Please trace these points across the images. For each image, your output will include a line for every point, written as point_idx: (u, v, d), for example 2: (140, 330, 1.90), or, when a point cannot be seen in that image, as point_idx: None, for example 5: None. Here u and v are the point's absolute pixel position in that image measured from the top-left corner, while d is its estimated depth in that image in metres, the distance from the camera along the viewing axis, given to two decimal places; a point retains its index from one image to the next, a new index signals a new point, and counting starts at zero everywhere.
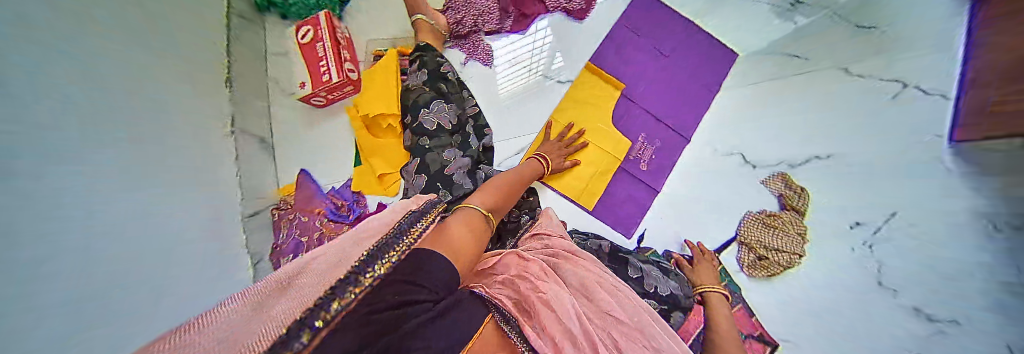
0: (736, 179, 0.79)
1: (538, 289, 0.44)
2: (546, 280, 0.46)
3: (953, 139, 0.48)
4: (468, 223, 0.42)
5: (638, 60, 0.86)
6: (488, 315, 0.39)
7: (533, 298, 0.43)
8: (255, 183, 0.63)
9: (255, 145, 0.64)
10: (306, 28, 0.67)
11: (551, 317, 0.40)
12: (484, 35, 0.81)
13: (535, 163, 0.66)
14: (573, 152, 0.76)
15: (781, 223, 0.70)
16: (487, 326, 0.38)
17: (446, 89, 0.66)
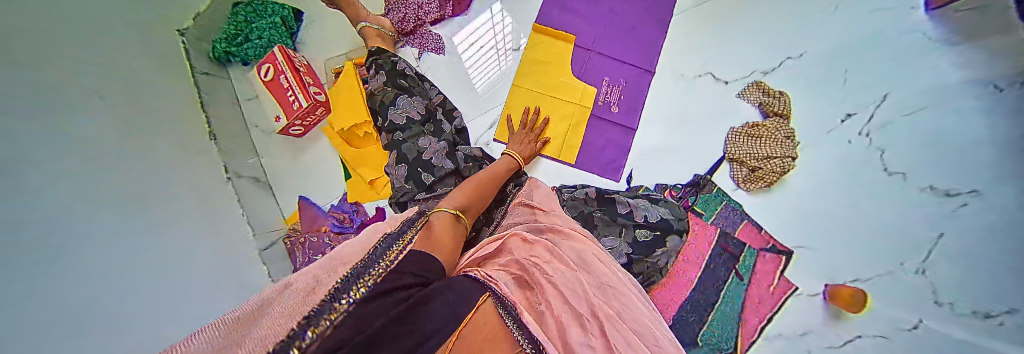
0: (710, 97, 0.79)
1: (544, 272, 0.47)
2: (553, 264, 0.49)
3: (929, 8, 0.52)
4: (450, 231, 0.46)
5: (585, 8, 0.86)
6: (487, 292, 0.39)
7: (541, 280, 0.45)
8: (261, 217, 0.66)
9: (251, 184, 0.67)
10: (266, 66, 0.71)
11: (554, 297, 0.44)
12: (431, 26, 0.83)
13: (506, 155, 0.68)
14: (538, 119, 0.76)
15: (765, 131, 0.70)
16: (485, 304, 0.37)
17: (406, 84, 0.68)
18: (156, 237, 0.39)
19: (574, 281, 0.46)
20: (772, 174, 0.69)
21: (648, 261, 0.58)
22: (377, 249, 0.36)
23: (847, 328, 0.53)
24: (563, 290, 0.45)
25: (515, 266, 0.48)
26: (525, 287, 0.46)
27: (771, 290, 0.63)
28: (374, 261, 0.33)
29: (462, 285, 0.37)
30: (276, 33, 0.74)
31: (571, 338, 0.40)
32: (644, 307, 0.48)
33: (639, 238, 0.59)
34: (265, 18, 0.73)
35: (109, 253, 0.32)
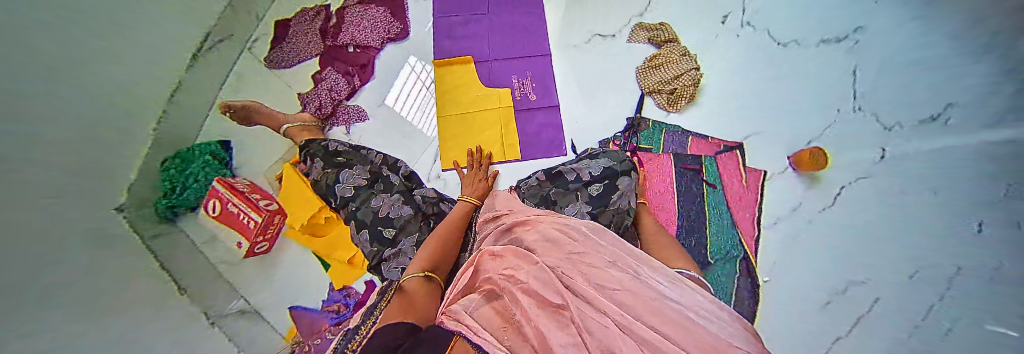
0: (607, 51, 0.89)
1: (514, 280, 0.44)
2: (523, 267, 0.46)
3: None
4: (425, 294, 0.49)
5: (470, 29, 0.95)
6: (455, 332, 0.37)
7: (510, 289, 0.42)
8: (258, 344, 0.65)
9: (236, 318, 0.66)
10: (212, 202, 0.72)
11: (526, 303, 0.39)
12: (347, 101, 0.89)
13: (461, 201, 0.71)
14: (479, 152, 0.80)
15: (664, 57, 0.80)
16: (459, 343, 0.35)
17: (342, 159, 0.72)
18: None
19: (544, 276, 0.43)
20: (687, 88, 0.77)
21: (610, 209, 0.62)
22: (340, 346, 0.38)
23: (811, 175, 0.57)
24: (534, 290, 0.41)
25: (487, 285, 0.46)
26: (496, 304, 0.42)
27: (742, 184, 0.67)
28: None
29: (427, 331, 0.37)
30: (211, 171, 0.75)
31: (552, 340, 0.33)
32: (626, 271, 0.42)
33: (593, 193, 0.64)
34: (195, 159, 0.73)
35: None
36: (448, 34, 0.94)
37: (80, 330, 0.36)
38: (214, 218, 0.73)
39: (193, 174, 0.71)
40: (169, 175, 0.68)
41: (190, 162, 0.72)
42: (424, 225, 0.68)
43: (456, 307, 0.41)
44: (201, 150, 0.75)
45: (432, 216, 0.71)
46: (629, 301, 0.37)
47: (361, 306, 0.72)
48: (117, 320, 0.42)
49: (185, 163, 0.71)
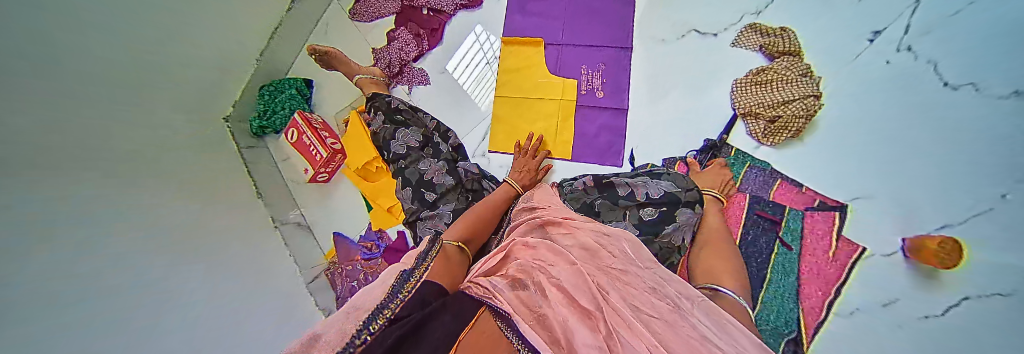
0: (699, 55, 0.75)
1: (546, 273, 0.44)
2: (557, 264, 0.45)
3: None
4: (457, 260, 0.50)
5: (546, 5, 0.87)
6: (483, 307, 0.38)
7: (541, 281, 0.42)
8: (307, 256, 0.83)
9: (296, 228, 0.85)
10: (291, 131, 0.84)
11: (555, 297, 0.39)
12: (413, 62, 0.91)
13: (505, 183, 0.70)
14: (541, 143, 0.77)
15: (773, 74, 0.64)
16: (484, 315, 0.37)
17: (401, 118, 0.76)
18: (204, 276, 0.50)
19: (577, 277, 0.42)
20: (795, 120, 0.61)
21: (659, 240, 0.54)
22: (397, 283, 0.38)
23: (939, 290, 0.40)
24: (565, 288, 0.40)
25: (517, 270, 0.47)
26: (522, 290, 0.42)
27: (829, 256, 0.54)
28: (393, 297, 0.35)
29: (463, 295, 0.39)
30: (294, 103, 0.87)
31: (576, 340, 0.32)
32: (664, 298, 0.39)
33: (645, 218, 0.56)
34: (284, 92, 0.87)
35: (173, 288, 0.43)
36: (522, 9, 0.88)
37: (155, 226, 0.46)
38: (292, 145, 0.85)
39: (281, 101, 0.86)
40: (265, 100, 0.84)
41: (280, 92, 0.87)
42: (462, 196, 0.71)
43: (485, 282, 0.43)
44: (287, 85, 0.88)
45: (470, 191, 0.72)
46: (663, 330, 0.34)
47: (391, 251, 0.80)
48: (185, 222, 0.53)
49: (278, 92, 0.87)
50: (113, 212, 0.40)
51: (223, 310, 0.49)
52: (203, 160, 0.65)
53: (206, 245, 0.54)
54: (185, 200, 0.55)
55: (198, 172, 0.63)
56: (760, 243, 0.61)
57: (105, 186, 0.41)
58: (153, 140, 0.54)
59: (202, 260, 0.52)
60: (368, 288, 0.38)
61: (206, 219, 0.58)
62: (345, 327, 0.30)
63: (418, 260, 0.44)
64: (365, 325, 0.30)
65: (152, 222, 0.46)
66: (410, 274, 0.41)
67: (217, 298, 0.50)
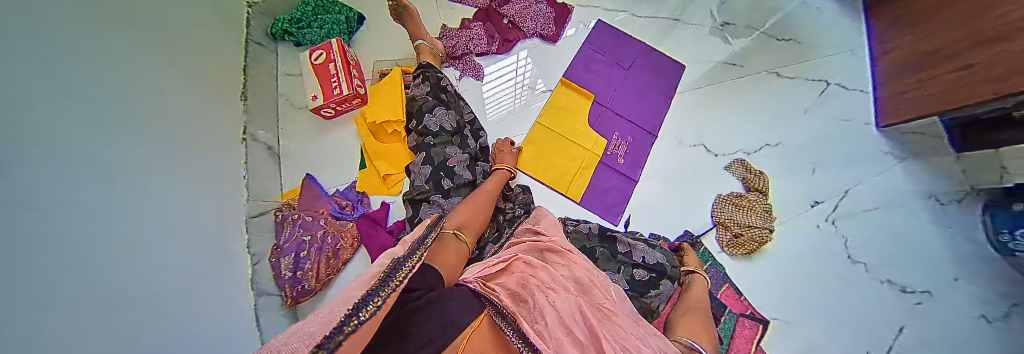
0: (702, 166, 0.90)
1: (545, 295, 0.48)
2: (557, 294, 0.48)
3: (882, 125, 0.80)
4: (455, 250, 0.51)
5: (604, 71, 1.01)
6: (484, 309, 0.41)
7: (542, 300, 0.46)
8: (261, 188, 0.68)
9: (264, 152, 0.71)
10: (319, 52, 0.77)
11: (555, 320, 0.43)
12: (475, 56, 0.98)
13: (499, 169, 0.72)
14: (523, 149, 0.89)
15: (747, 202, 0.81)
16: (485, 321, 0.40)
17: (446, 98, 0.76)
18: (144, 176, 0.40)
19: (575, 308, 0.46)
20: (752, 241, 0.78)
21: (641, 300, 0.62)
22: (390, 268, 0.36)
23: None
24: (563, 314, 0.44)
25: (517, 284, 0.49)
26: (525, 305, 0.45)
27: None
28: (383, 285, 0.31)
29: (462, 296, 0.39)
30: (336, 29, 0.83)
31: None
32: (649, 345, 0.44)
33: (635, 277, 0.64)
34: (331, 13, 0.85)
35: (102, 174, 0.34)
36: (586, 64, 1.00)
37: (101, 91, 0.36)
38: (312, 66, 0.77)
39: (321, 21, 0.83)
40: (304, 12, 0.82)
41: (326, 12, 0.85)
42: None
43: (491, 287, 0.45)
44: (338, 9, 0.86)
45: None
46: None
47: (368, 220, 0.72)
48: (145, 101, 0.43)
49: (325, 12, 0.85)
50: (44, 50, 0.30)
51: (154, 218, 0.40)
52: (189, 39, 0.55)
53: (161, 136, 0.45)
54: (148, 75, 0.45)
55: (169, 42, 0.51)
56: None
57: (44, 9, 0.31)
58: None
59: (148, 150, 0.41)
60: (360, 275, 0.35)
61: (170, 109, 0.48)
62: (334, 305, 0.27)
63: (414, 249, 0.42)
64: (357, 305, 0.26)
65: (91, 83, 0.35)
66: (403, 260, 0.38)
67: (134, 191, 0.38)
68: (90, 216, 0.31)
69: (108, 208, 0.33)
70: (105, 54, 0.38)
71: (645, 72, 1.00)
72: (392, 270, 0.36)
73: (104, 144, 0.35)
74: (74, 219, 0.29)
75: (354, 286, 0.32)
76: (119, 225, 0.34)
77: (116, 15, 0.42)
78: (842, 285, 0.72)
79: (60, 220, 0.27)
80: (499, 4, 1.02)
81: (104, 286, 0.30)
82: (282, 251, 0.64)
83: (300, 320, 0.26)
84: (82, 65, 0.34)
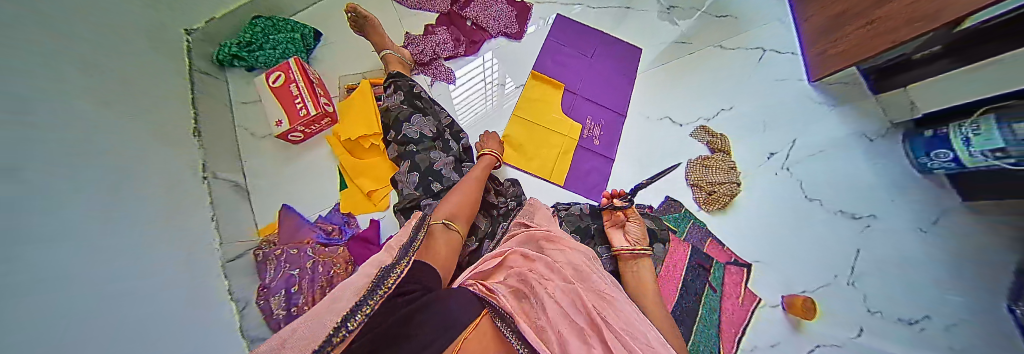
0: (671, 136, 0.98)
1: (545, 287, 0.48)
2: (556, 280, 0.50)
3: (810, 78, 0.92)
4: (445, 246, 0.50)
5: (571, 61, 1.05)
6: (483, 310, 0.41)
7: (543, 294, 0.46)
8: (230, 229, 0.61)
9: (229, 188, 0.64)
10: (277, 74, 0.73)
11: (556, 314, 0.44)
12: (444, 60, 0.98)
13: (485, 154, 0.73)
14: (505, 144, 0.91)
15: (714, 161, 0.90)
16: (484, 320, 0.40)
17: (421, 104, 0.75)
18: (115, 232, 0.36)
19: (571, 298, 0.48)
20: (723, 195, 0.87)
21: (640, 265, 0.67)
22: (379, 274, 0.37)
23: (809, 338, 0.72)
24: (563, 306, 0.45)
25: (517, 279, 0.49)
26: (527, 301, 0.46)
27: (740, 300, 0.76)
28: (372, 292, 0.34)
29: (462, 297, 0.39)
30: (291, 48, 0.80)
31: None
32: (642, 328, 0.47)
33: (632, 245, 0.68)
34: (284, 32, 0.80)
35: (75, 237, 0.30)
36: (554, 58, 1.04)
37: (70, 147, 0.33)
38: (272, 89, 0.73)
39: (273, 41, 0.78)
40: (254, 33, 0.77)
41: (277, 31, 0.80)
42: None
43: (491, 287, 0.45)
44: (291, 26, 0.82)
45: None
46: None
47: (359, 239, 0.69)
48: (112, 150, 0.39)
49: (276, 31, 0.80)
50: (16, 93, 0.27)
51: (130, 278, 0.36)
52: (139, 72, 0.51)
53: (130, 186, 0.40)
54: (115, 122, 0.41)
55: (121, 79, 0.47)
56: (695, 284, 0.75)
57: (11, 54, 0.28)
58: (77, 40, 0.39)
59: (119, 203, 0.37)
60: (352, 281, 0.37)
61: (132, 152, 0.43)
62: (324, 317, 0.31)
63: (401, 252, 0.42)
64: (344, 319, 0.30)
65: (57, 127, 0.32)
66: (391, 266, 0.39)
67: (107, 243, 0.34)
68: (73, 289, 0.28)
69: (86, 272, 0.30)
70: (67, 107, 0.34)
71: (606, 59, 1.06)
72: (379, 274, 0.38)
73: (76, 202, 0.31)
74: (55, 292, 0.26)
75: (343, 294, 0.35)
76: (101, 290, 0.31)
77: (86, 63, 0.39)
78: (805, 221, 0.82)
79: (45, 296, 0.24)
80: (461, 7, 1.02)
81: (88, 345, 0.27)
82: (269, 290, 0.58)
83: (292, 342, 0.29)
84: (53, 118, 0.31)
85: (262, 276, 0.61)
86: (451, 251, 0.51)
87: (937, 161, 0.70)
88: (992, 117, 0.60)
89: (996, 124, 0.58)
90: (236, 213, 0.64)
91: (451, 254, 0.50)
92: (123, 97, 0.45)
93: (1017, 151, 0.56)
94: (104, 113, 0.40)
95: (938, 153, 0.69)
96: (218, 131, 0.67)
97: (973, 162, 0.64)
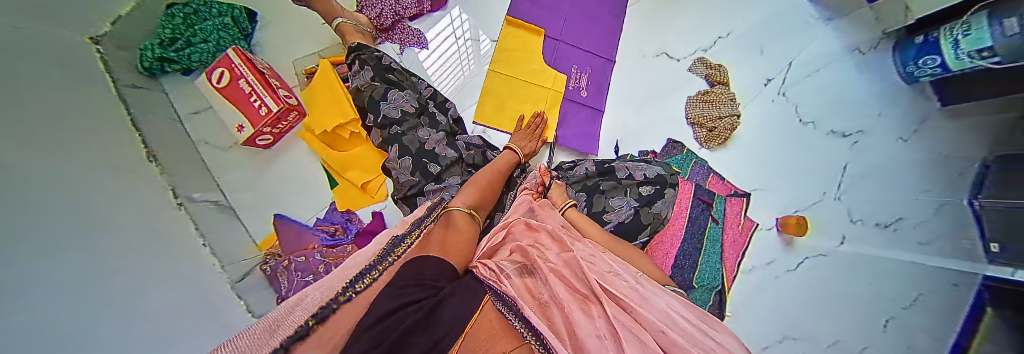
0: (664, 73, 0.95)
1: (547, 260, 0.49)
2: (556, 250, 0.51)
3: None
4: (468, 231, 0.50)
5: (549, 3, 0.96)
6: (485, 295, 0.39)
7: (544, 267, 0.46)
8: (227, 249, 0.58)
9: (209, 209, 0.59)
10: (220, 71, 0.64)
11: (558, 284, 0.44)
12: (408, 21, 0.86)
13: (506, 150, 0.70)
14: (493, 109, 0.85)
15: (714, 96, 0.86)
16: (486, 307, 0.38)
17: (394, 78, 0.66)
18: (97, 248, 0.33)
19: (572, 267, 0.48)
20: (725, 130, 0.84)
21: (652, 212, 0.67)
22: (389, 245, 0.40)
23: (797, 253, 0.69)
24: (566, 276, 0.46)
25: (520, 255, 0.51)
26: (530, 276, 0.47)
27: (740, 227, 0.77)
28: (382, 260, 0.37)
29: (467, 292, 0.38)
30: (225, 36, 0.69)
31: (579, 329, 0.37)
32: (646, 288, 0.47)
33: (643, 194, 0.68)
34: (209, 18, 0.68)
35: (52, 248, 0.28)
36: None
37: (31, 159, 0.30)
38: (217, 90, 0.64)
39: (200, 32, 0.66)
40: (175, 25, 0.64)
41: (202, 19, 0.67)
42: (466, 173, 0.66)
43: (496, 269, 0.44)
44: (219, 10, 0.70)
45: (472, 167, 0.67)
46: (644, 315, 0.42)
47: (367, 234, 0.67)
48: (64, 164, 0.35)
49: (200, 19, 0.68)
50: None
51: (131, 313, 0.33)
52: (75, 92, 0.44)
53: (94, 198, 0.36)
54: (54, 128, 0.36)
55: (68, 103, 0.41)
56: (698, 221, 0.77)
57: None
58: (14, 66, 0.34)
59: (97, 238, 0.34)
60: (364, 255, 0.40)
61: (103, 184, 0.39)
62: (331, 283, 0.33)
63: (414, 226, 0.44)
64: (352, 281, 0.32)
65: (31, 173, 0.29)
66: (401, 239, 0.41)
67: (113, 287, 0.32)
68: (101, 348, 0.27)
69: (71, 288, 0.28)
70: (34, 149, 0.31)
71: None
72: (388, 245, 0.40)
73: (54, 236, 0.28)
74: (70, 337, 0.24)
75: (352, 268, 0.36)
76: (100, 314, 0.29)
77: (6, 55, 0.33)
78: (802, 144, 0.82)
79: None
80: None
81: None
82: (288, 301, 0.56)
83: (298, 308, 0.28)
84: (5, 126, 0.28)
85: (276, 285, 0.60)
86: (469, 241, 0.49)
87: (923, 69, 0.57)
88: (986, 12, 0.47)
89: (989, 20, 0.46)
90: (224, 233, 0.60)
91: (469, 245, 0.48)
92: (77, 125, 0.40)
93: (1006, 51, 0.44)
94: (65, 148, 0.36)
95: (925, 60, 0.56)
96: (178, 146, 0.60)
97: (959, 68, 0.52)
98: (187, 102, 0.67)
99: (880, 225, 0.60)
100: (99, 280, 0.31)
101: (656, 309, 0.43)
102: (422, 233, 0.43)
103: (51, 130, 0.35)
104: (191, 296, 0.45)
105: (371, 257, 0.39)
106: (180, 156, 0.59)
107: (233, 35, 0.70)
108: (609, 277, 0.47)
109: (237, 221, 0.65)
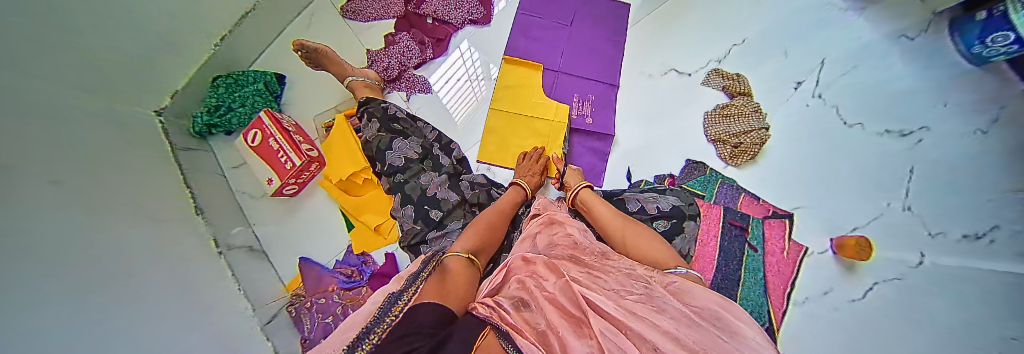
0: (675, 89, 0.91)
1: (544, 290, 0.46)
2: (553, 278, 0.48)
3: None
4: (466, 275, 0.50)
5: (546, 34, 0.98)
6: (485, 330, 0.39)
7: (540, 297, 0.44)
8: (258, 292, 0.64)
9: (246, 255, 0.68)
10: (253, 132, 0.72)
11: (553, 311, 0.42)
12: (414, 69, 0.93)
13: (514, 187, 0.70)
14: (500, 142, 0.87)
15: (733, 110, 0.80)
16: (485, 340, 0.37)
17: (398, 126, 0.70)
18: (117, 290, 0.38)
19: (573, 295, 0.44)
20: (753, 145, 0.76)
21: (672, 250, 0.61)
22: (386, 303, 0.41)
23: (861, 278, 0.51)
24: (563, 304, 0.43)
25: (519, 287, 0.48)
26: (527, 309, 0.44)
27: (785, 257, 0.64)
28: (380, 320, 0.37)
29: (460, 328, 0.37)
30: (259, 100, 0.79)
31: None
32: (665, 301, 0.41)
33: (658, 229, 0.63)
34: (247, 85, 0.78)
35: (77, 295, 0.33)
36: (526, 34, 0.97)
37: (47, 202, 0.35)
38: (251, 149, 0.73)
39: (239, 97, 0.77)
40: (218, 95, 0.74)
41: (242, 86, 0.78)
42: (469, 212, 0.67)
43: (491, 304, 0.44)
44: (254, 77, 0.80)
45: (476, 205, 0.68)
46: (664, 329, 0.37)
47: (379, 277, 0.69)
48: (95, 219, 0.41)
49: (240, 86, 0.77)
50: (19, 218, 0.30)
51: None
52: (126, 162, 0.53)
53: (121, 247, 0.43)
54: (92, 191, 0.43)
55: (114, 171, 0.49)
56: (731, 248, 0.68)
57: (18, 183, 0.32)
58: (68, 147, 0.42)
59: (120, 288, 0.39)
60: (367, 311, 0.41)
61: (133, 238, 0.46)
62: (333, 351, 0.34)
63: (409, 283, 0.46)
64: (352, 348, 0.33)
65: (63, 238, 0.35)
66: (399, 296, 0.43)
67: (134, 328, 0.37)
68: None
69: (84, 322, 0.32)
70: (69, 214, 0.37)
71: (585, 22, 1.02)
72: (386, 302, 0.42)
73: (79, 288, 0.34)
74: None
75: (354, 325, 0.39)
76: (109, 346, 0.32)
77: (55, 136, 0.41)
78: None
79: None
80: (415, 5, 0.95)
81: None
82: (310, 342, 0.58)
83: None
84: (38, 193, 0.34)
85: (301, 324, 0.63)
86: (469, 286, 0.49)
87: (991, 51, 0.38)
88: None
89: None
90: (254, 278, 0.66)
91: (468, 288, 0.48)
92: (119, 189, 0.48)
93: None
94: (101, 212, 0.42)
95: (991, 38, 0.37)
96: (217, 200, 0.69)
97: None
98: (226, 157, 0.77)
99: (971, 237, 0.37)
100: (108, 314, 0.35)
101: (675, 321, 0.38)
102: (418, 288, 0.44)
103: (88, 197, 0.42)
104: (211, 334, 0.49)
105: (369, 314, 0.41)
106: (218, 208, 0.68)
107: (264, 97, 0.80)
108: (617, 297, 0.43)
109: (270, 270, 0.71)
